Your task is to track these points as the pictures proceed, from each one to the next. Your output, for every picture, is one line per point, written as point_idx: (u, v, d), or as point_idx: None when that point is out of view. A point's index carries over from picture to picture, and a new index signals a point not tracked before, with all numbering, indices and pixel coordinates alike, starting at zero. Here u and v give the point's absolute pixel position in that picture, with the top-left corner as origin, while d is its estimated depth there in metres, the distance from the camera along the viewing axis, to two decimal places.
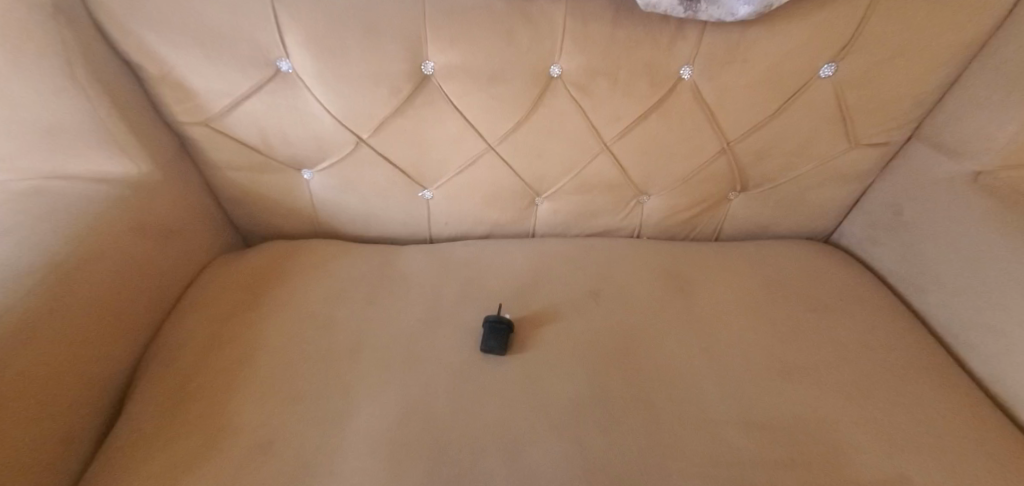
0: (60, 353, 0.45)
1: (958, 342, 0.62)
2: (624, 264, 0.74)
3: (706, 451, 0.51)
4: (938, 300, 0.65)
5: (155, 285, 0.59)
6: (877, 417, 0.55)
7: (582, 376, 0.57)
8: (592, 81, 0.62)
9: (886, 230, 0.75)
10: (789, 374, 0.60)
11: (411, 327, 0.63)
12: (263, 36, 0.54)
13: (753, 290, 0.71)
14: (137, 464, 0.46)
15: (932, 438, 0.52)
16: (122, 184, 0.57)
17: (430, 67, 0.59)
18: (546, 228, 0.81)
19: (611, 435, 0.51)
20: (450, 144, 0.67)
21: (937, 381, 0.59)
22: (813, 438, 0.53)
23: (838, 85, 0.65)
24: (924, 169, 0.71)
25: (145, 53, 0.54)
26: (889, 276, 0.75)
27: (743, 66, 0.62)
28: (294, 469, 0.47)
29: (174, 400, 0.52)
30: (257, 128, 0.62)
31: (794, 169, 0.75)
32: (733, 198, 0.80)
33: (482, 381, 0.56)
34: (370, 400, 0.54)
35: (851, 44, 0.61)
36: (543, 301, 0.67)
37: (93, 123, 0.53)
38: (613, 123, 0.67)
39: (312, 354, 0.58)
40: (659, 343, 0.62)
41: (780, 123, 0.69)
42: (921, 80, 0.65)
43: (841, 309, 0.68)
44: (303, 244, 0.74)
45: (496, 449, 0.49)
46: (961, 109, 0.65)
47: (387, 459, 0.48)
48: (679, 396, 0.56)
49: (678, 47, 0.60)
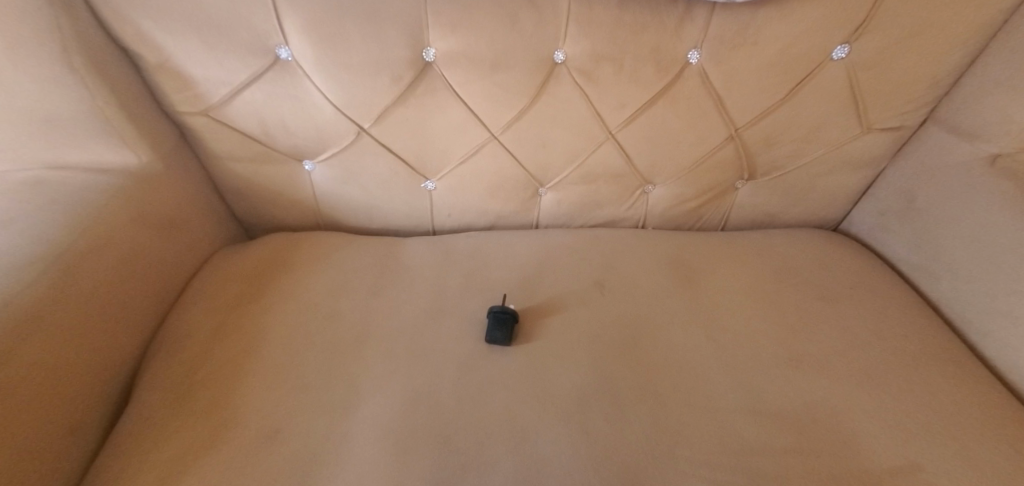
0: (65, 343, 0.45)
1: (972, 330, 0.61)
2: (630, 254, 0.73)
3: (713, 439, 0.50)
4: (952, 288, 0.64)
5: (159, 276, 0.59)
6: (889, 406, 0.54)
7: (587, 366, 0.57)
8: (597, 66, 0.61)
9: (899, 217, 0.74)
10: (798, 363, 0.59)
11: (415, 318, 0.62)
12: (262, 23, 0.53)
13: (761, 279, 0.70)
14: (146, 452, 0.46)
15: (945, 426, 0.52)
16: (124, 174, 0.57)
17: (431, 53, 0.58)
18: (550, 219, 0.80)
19: (618, 425, 0.51)
20: (453, 133, 0.66)
21: (952, 369, 0.57)
22: (823, 427, 0.52)
23: (849, 68, 0.64)
24: (939, 154, 0.69)
25: (142, 41, 0.54)
26: (901, 265, 0.73)
27: (752, 49, 0.60)
28: (301, 457, 0.47)
29: (181, 390, 0.52)
30: (257, 118, 0.62)
31: (803, 156, 0.74)
32: (740, 187, 0.79)
33: (488, 371, 0.56)
34: (376, 390, 0.53)
35: (863, 25, 0.59)
36: (548, 291, 0.67)
37: (93, 113, 0.53)
38: (618, 110, 0.66)
39: (317, 344, 0.58)
40: (665, 333, 0.62)
41: (789, 108, 0.67)
42: (936, 62, 0.64)
43: (851, 298, 0.67)
44: (306, 236, 0.74)
45: (503, 438, 0.49)
46: (977, 91, 0.64)
47: (392, 448, 0.48)
48: (686, 386, 0.56)
49: (684, 30, 0.58)
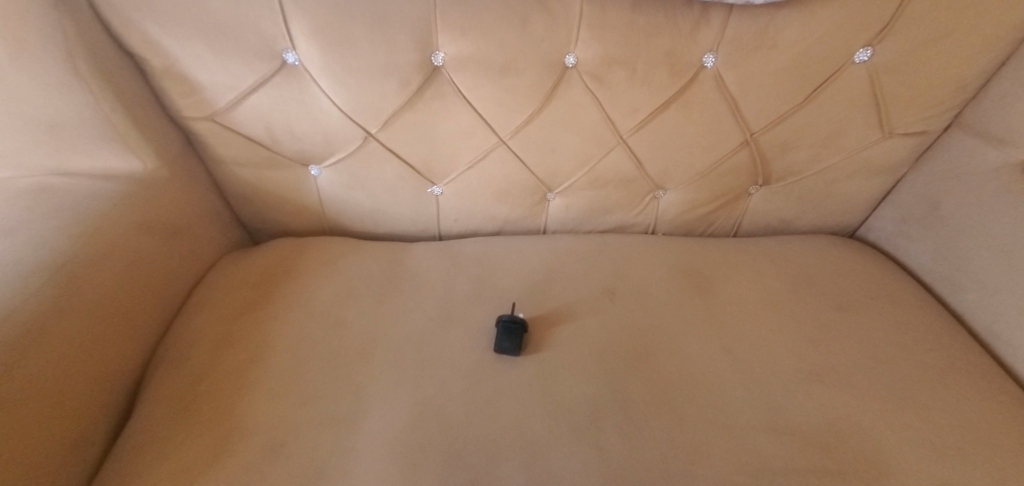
0: (69, 353, 0.44)
1: (1001, 343, 0.59)
2: (641, 261, 0.72)
3: (732, 457, 0.48)
4: (978, 299, 0.62)
5: (164, 284, 0.58)
6: (917, 422, 0.52)
7: (600, 378, 0.55)
8: (609, 70, 0.59)
9: (920, 225, 0.72)
10: (818, 376, 0.57)
11: (423, 326, 0.61)
12: (269, 28, 0.53)
13: (777, 288, 0.68)
14: (151, 465, 0.45)
15: (977, 445, 0.49)
16: (129, 179, 0.57)
17: (440, 57, 0.57)
18: (557, 224, 0.79)
19: (634, 441, 0.49)
20: (461, 137, 0.65)
21: (980, 383, 0.55)
22: (847, 444, 0.50)
23: (871, 71, 0.62)
24: (963, 159, 0.67)
25: (148, 45, 0.53)
26: (923, 274, 0.71)
27: (770, 52, 0.59)
28: (306, 472, 0.46)
29: (185, 400, 0.51)
30: (264, 123, 0.61)
31: (819, 161, 0.72)
32: (753, 192, 0.77)
33: (497, 383, 0.54)
34: (383, 402, 0.52)
35: (888, 27, 0.58)
36: (557, 300, 0.65)
37: (97, 118, 0.52)
38: (630, 115, 0.64)
39: (323, 354, 0.57)
40: (679, 343, 0.60)
41: (807, 112, 0.66)
42: (961, 66, 0.62)
43: (871, 308, 0.65)
44: (312, 242, 0.73)
45: (515, 453, 0.48)
46: (1002, 95, 0.62)
47: (400, 464, 0.46)
48: (702, 399, 0.54)
49: (700, 33, 0.57)
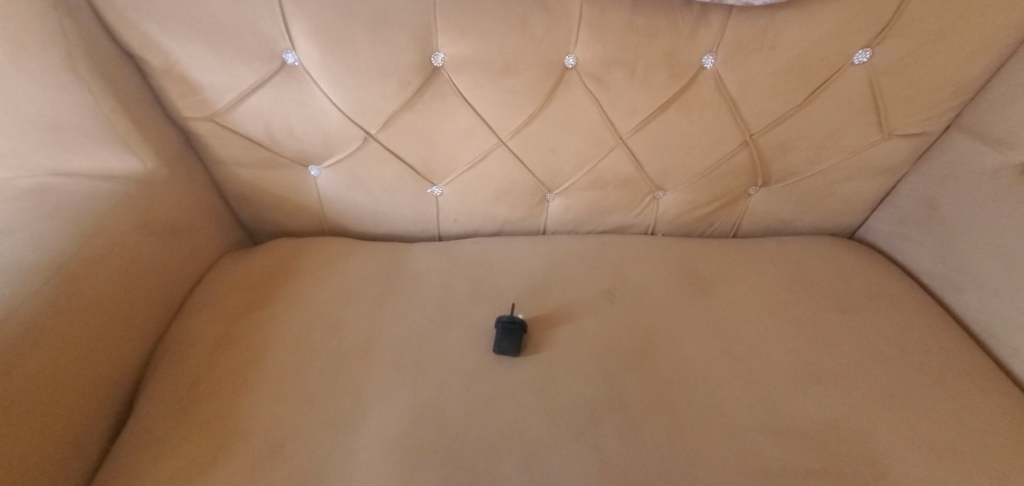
0: (68, 353, 0.44)
1: (1000, 344, 0.59)
2: (640, 262, 0.72)
3: (731, 457, 0.48)
4: (977, 300, 0.62)
5: (163, 284, 0.58)
6: (916, 423, 0.52)
7: (599, 379, 0.55)
8: (609, 71, 0.59)
9: (919, 226, 0.72)
10: (818, 377, 0.57)
11: (422, 326, 0.61)
12: (269, 28, 0.53)
13: (776, 289, 0.68)
14: (151, 465, 0.45)
15: (976, 447, 0.49)
16: (129, 179, 0.57)
17: (440, 58, 0.57)
18: (557, 224, 0.79)
19: (633, 442, 0.49)
20: (461, 138, 0.65)
21: (979, 384, 0.55)
22: (846, 445, 0.50)
23: (870, 72, 0.62)
24: (962, 161, 0.67)
25: (147, 45, 0.53)
26: (922, 275, 0.71)
27: (769, 54, 0.59)
28: (305, 472, 0.46)
29: (185, 400, 0.51)
30: (264, 124, 0.61)
31: (819, 162, 0.72)
32: (753, 193, 0.77)
33: (496, 383, 0.54)
34: (382, 403, 0.52)
35: (887, 29, 0.58)
36: (556, 300, 0.65)
37: (97, 118, 0.52)
38: (629, 116, 0.64)
39: (322, 354, 0.57)
40: (678, 344, 0.60)
41: (806, 113, 0.66)
42: (960, 67, 0.62)
43: (871, 309, 0.65)
44: (312, 242, 0.73)
45: (514, 454, 0.48)
46: (1001, 96, 0.62)
47: (399, 465, 0.46)
48: (701, 400, 0.54)
49: (700, 34, 0.57)
